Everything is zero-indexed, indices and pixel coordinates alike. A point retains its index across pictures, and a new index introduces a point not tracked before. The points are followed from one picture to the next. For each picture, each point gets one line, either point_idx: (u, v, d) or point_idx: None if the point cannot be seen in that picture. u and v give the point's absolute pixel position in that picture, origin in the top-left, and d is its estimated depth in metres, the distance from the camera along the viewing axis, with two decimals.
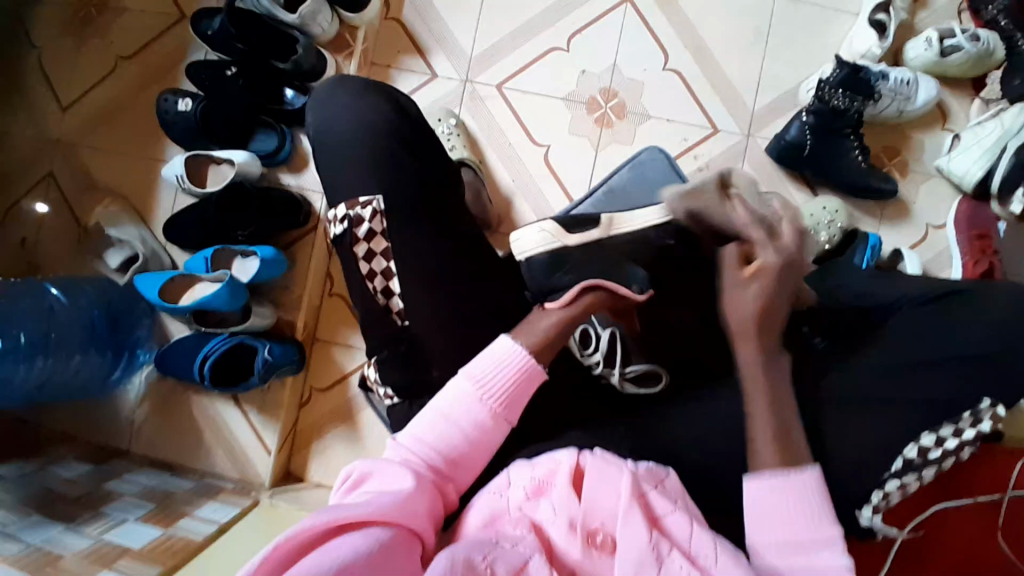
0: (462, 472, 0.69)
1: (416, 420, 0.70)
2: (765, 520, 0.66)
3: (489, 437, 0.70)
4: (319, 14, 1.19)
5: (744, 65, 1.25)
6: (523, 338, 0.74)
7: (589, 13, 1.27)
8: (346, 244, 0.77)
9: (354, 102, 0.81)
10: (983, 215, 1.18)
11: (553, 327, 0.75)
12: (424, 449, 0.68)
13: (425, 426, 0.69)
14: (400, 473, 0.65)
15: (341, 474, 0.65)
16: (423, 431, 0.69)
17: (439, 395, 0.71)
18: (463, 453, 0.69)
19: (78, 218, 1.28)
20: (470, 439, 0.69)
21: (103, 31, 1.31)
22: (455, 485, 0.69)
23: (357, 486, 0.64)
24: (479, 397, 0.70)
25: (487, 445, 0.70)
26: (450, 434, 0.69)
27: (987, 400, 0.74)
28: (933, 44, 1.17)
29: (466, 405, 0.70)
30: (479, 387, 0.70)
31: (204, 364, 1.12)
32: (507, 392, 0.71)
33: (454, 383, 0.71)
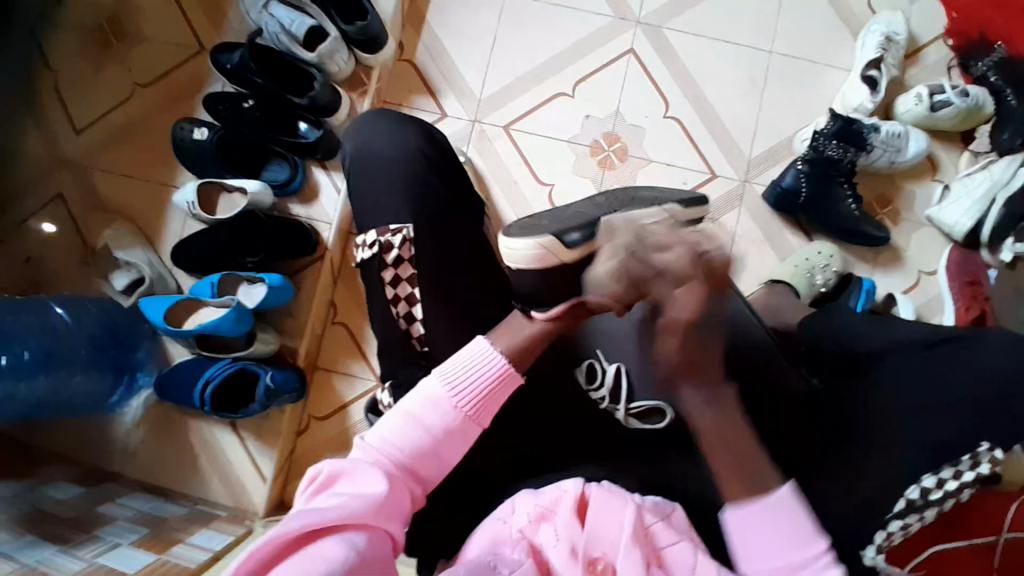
0: (433, 472, 0.67)
1: (386, 420, 0.66)
2: (747, 526, 0.61)
3: (460, 439, 0.67)
4: (337, 53, 1.23)
5: (743, 115, 1.30)
6: (501, 342, 0.72)
7: (594, 61, 1.33)
8: (373, 269, 0.79)
9: (373, 134, 0.84)
10: (974, 262, 1.22)
11: (532, 335, 0.73)
12: (394, 449, 0.65)
13: (395, 426, 0.66)
14: (372, 475, 0.62)
15: (307, 474, 0.61)
16: (394, 432, 0.65)
17: (410, 395, 0.67)
18: (434, 456, 0.66)
19: (85, 239, 1.30)
20: (441, 442, 0.66)
21: (123, 59, 1.36)
22: (425, 484, 0.66)
23: (328, 487, 0.61)
24: (452, 400, 0.67)
25: (458, 446, 0.67)
26: (422, 436, 0.66)
27: (985, 444, 0.74)
28: (923, 99, 1.23)
29: (438, 408, 0.66)
30: (452, 390, 0.67)
31: (207, 388, 1.12)
32: (482, 393, 0.68)
33: (426, 384, 0.68)
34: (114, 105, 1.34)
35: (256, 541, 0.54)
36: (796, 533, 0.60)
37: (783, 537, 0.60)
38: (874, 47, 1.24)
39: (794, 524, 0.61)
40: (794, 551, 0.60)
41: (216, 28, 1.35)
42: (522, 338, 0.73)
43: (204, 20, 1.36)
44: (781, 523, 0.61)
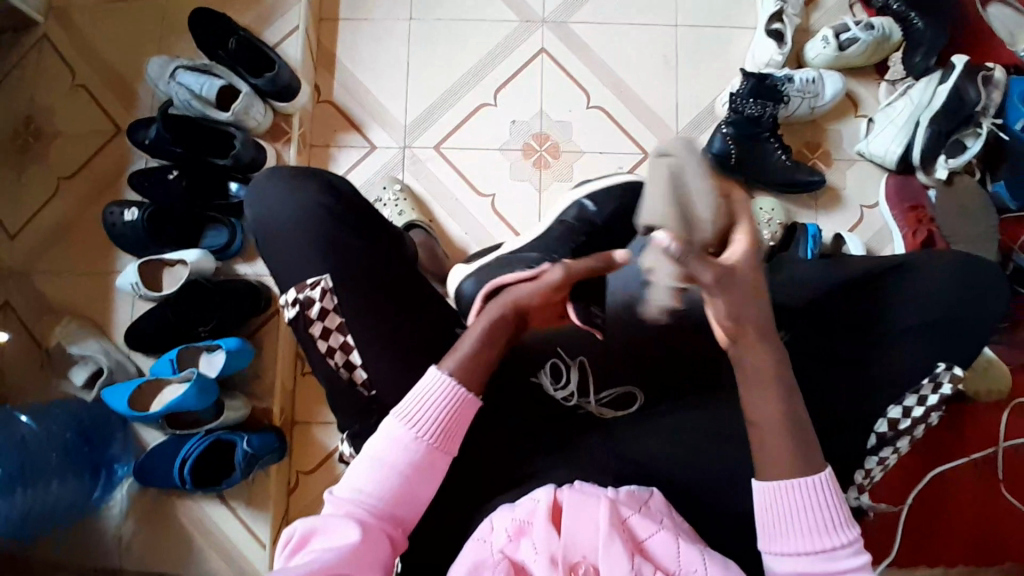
0: (409, 511, 0.67)
1: (352, 471, 0.67)
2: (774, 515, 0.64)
3: (429, 470, 0.68)
4: (252, 108, 1.23)
5: (660, 90, 1.32)
6: (449, 364, 0.71)
7: (510, 66, 1.35)
8: (300, 328, 0.78)
9: (281, 187, 0.82)
10: (913, 187, 1.26)
11: (477, 342, 0.72)
12: (365, 497, 0.65)
13: (362, 475, 0.66)
14: (344, 527, 0.62)
15: (283, 535, 0.62)
16: (361, 481, 0.66)
17: (371, 441, 0.68)
18: (407, 496, 0.66)
19: (38, 341, 1.27)
20: (410, 479, 0.66)
21: (44, 156, 1.34)
22: (403, 526, 0.67)
23: (301, 547, 0.61)
24: (412, 434, 0.67)
25: (429, 478, 0.68)
26: (390, 476, 0.66)
27: (942, 364, 0.78)
28: (830, 41, 1.26)
29: (400, 445, 0.67)
30: (409, 424, 0.68)
31: (185, 466, 1.11)
32: (443, 424, 0.69)
33: (385, 426, 0.69)
34: (43, 203, 1.33)
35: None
36: (834, 519, 0.63)
37: (813, 523, 0.63)
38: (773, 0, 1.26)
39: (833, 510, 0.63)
40: (821, 537, 0.63)
41: (129, 108, 1.34)
42: (468, 348, 0.71)
43: (116, 102, 1.35)
44: (816, 508, 0.63)
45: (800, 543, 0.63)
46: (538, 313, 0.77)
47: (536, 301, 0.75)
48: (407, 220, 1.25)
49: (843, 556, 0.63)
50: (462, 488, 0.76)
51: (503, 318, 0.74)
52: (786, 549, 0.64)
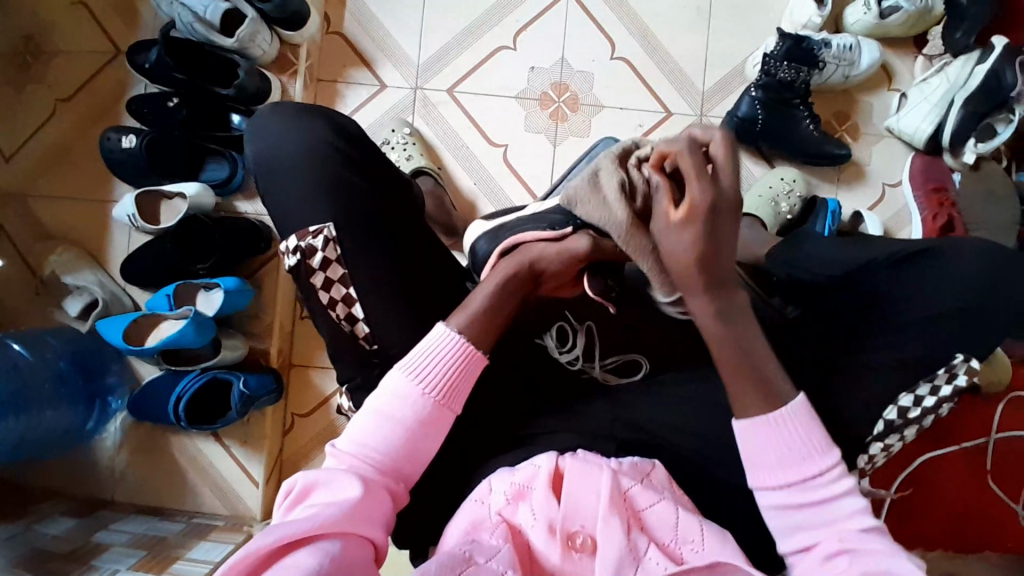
0: (411, 468, 0.66)
1: (355, 425, 0.66)
2: (754, 446, 0.64)
3: (433, 429, 0.66)
4: (258, 35, 1.16)
5: (691, 47, 1.25)
6: (459, 320, 0.69)
7: (532, 9, 1.27)
8: (301, 277, 0.75)
9: (286, 124, 0.77)
10: (938, 168, 1.21)
11: (490, 298, 0.70)
12: (367, 451, 0.65)
13: (365, 429, 0.65)
14: (346, 480, 0.61)
15: (284, 487, 0.62)
16: (364, 435, 0.65)
17: (375, 395, 0.67)
18: (409, 453, 0.66)
19: (32, 269, 1.24)
20: (414, 436, 0.66)
21: (36, 75, 1.27)
22: (405, 481, 0.66)
23: (303, 499, 0.60)
24: (416, 391, 0.66)
25: (433, 436, 0.67)
26: (393, 433, 0.65)
27: (960, 355, 0.76)
28: (872, 7, 1.18)
29: (405, 402, 0.66)
30: (415, 381, 0.66)
31: (179, 403, 1.10)
32: (447, 382, 0.67)
33: (389, 381, 0.67)
34: (38, 125, 1.26)
35: (228, 561, 0.53)
36: (812, 444, 0.63)
37: (791, 451, 0.63)
38: None
39: (811, 432, 0.63)
40: (801, 465, 0.63)
41: (128, 28, 1.27)
42: (482, 309, 0.69)
43: (114, 19, 1.27)
44: (790, 434, 0.63)
45: (783, 473, 0.63)
46: (556, 277, 0.73)
47: (555, 265, 0.72)
48: (415, 166, 1.20)
49: (826, 481, 0.63)
50: (462, 446, 0.76)
51: (512, 297, 0.71)
52: (766, 483, 0.64)
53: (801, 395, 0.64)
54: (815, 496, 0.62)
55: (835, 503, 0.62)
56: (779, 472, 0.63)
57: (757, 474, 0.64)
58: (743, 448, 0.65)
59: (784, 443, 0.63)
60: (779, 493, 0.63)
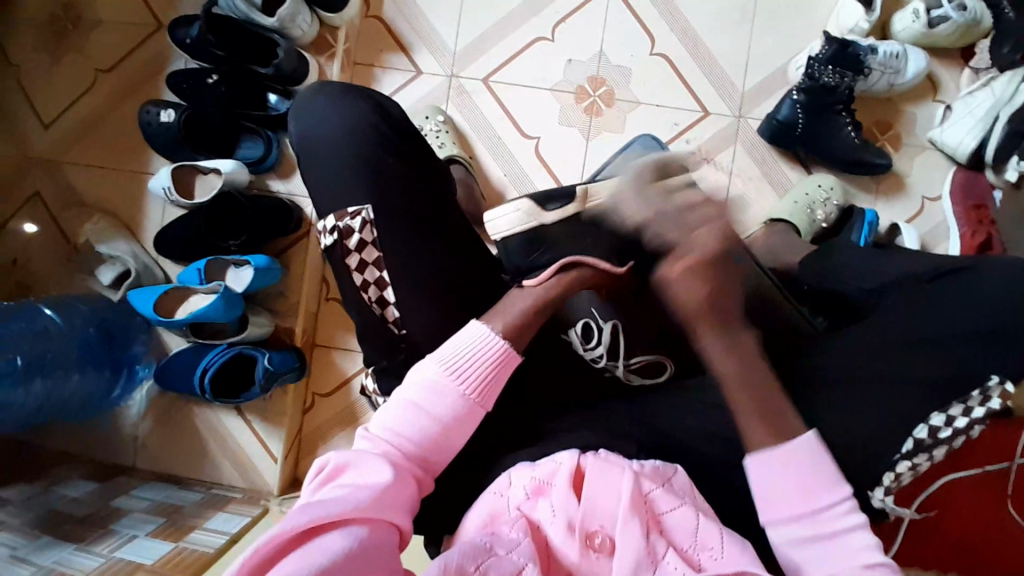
0: (438, 459, 0.67)
1: (388, 411, 0.67)
2: (764, 475, 0.66)
3: (464, 422, 0.67)
4: (298, 16, 1.16)
5: (732, 47, 1.23)
6: (497, 321, 0.72)
7: (573, 0, 1.25)
8: (336, 257, 0.76)
9: (328, 105, 0.78)
10: (978, 184, 1.17)
11: (525, 313, 0.73)
12: (398, 439, 0.65)
13: (398, 417, 0.66)
14: (377, 464, 0.62)
15: (314, 466, 0.62)
16: (397, 423, 0.66)
17: (409, 384, 0.68)
18: (439, 443, 0.66)
19: (66, 236, 1.27)
20: (444, 427, 0.66)
21: (79, 45, 1.29)
22: (432, 472, 0.67)
23: (333, 479, 0.61)
24: (451, 383, 0.67)
25: (464, 430, 0.67)
26: (425, 423, 0.66)
27: (995, 377, 0.73)
28: (921, 15, 1.15)
29: (439, 393, 0.66)
30: (451, 374, 0.67)
31: (205, 376, 1.12)
32: (481, 377, 0.68)
33: (425, 372, 0.68)
34: (78, 95, 1.28)
35: (262, 537, 0.53)
36: (825, 480, 0.66)
37: (803, 484, 0.66)
38: None
39: (825, 467, 0.66)
40: (812, 497, 0.65)
41: (170, 2, 1.28)
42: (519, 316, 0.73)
43: None
44: (805, 470, 0.66)
45: (795, 506, 0.65)
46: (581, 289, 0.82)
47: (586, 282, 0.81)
48: (446, 154, 1.20)
49: (837, 515, 0.65)
50: (484, 437, 0.76)
51: (552, 293, 0.77)
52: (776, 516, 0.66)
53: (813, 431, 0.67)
54: (827, 530, 0.64)
55: (845, 536, 0.64)
56: (790, 504, 0.65)
57: (767, 507, 0.66)
58: (757, 484, 0.67)
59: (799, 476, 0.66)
60: (797, 526, 0.65)
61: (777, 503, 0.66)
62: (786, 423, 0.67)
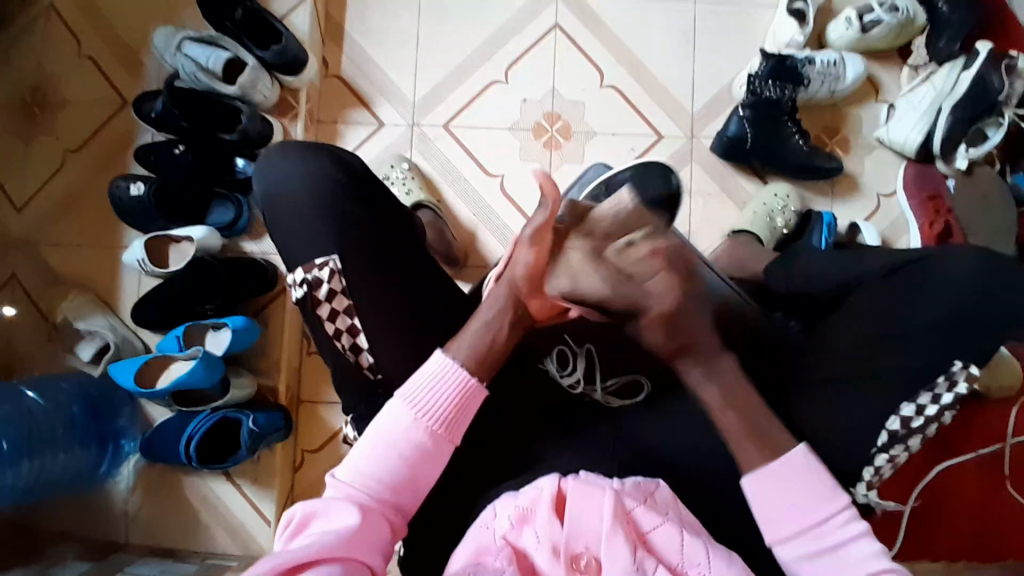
0: (410, 497, 0.67)
1: (355, 454, 0.67)
2: (764, 499, 0.66)
3: (431, 457, 0.67)
4: (259, 82, 1.21)
5: (679, 71, 1.29)
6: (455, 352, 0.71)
7: (522, 43, 1.31)
8: (307, 309, 0.77)
9: (285, 165, 0.80)
10: (932, 175, 1.22)
11: (486, 322, 0.72)
12: (367, 480, 0.65)
13: (365, 459, 0.66)
14: (345, 508, 0.62)
15: (283, 517, 0.62)
16: (363, 464, 0.66)
17: (374, 425, 0.68)
18: (408, 481, 0.66)
19: (45, 315, 1.27)
20: (412, 463, 0.67)
21: (47, 129, 1.32)
22: (403, 512, 0.67)
23: (301, 529, 0.61)
24: (415, 419, 0.67)
25: (432, 464, 0.68)
26: (393, 461, 0.66)
27: (959, 362, 0.75)
28: (853, 23, 1.21)
29: (403, 430, 0.67)
30: (414, 409, 0.67)
31: (191, 444, 1.11)
32: (446, 409, 0.69)
33: (388, 410, 0.68)
34: (49, 176, 1.31)
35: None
36: (821, 488, 0.65)
37: (799, 500, 0.65)
38: None
39: (819, 477, 0.66)
40: (808, 514, 0.64)
41: (135, 79, 1.32)
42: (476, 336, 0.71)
43: (122, 73, 1.32)
44: (796, 481, 0.65)
45: (796, 525, 0.65)
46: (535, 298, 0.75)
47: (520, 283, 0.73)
48: (414, 200, 1.23)
49: (838, 525, 0.64)
50: (468, 474, 0.76)
51: (509, 326, 0.72)
52: (782, 536, 0.65)
53: (803, 444, 0.67)
54: (831, 543, 0.64)
55: (851, 548, 0.64)
56: (794, 521, 0.65)
57: (772, 530, 0.66)
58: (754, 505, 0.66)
59: (795, 489, 0.65)
60: (797, 544, 0.64)
61: (780, 522, 0.65)
62: (759, 425, 0.68)
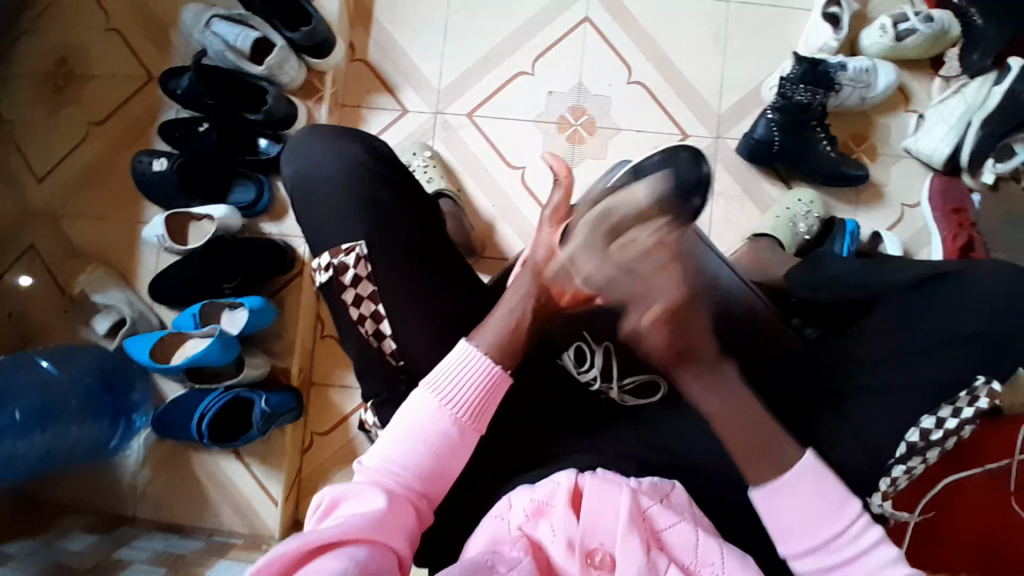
0: (436, 485, 0.67)
1: (382, 440, 0.67)
2: (775, 504, 0.66)
3: (457, 445, 0.68)
4: (286, 63, 1.20)
5: (707, 72, 1.27)
6: (480, 337, 0.71)
7: (550, 36, 1.30)
8: (333, 293, 0.77)
9: (315, 148, 0.80)
10: (958, 188, 1.20)
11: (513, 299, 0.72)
12: (394, 467, 0.65)
13: (392, 445, 0.66)
14: (372, 493, 0.62)
15: (312, 500, 0.62)
16: (390, 451, 0.66)
17: (402, 412, 0.68)
18: (434, 469, 0.66)
19: (62, 287, 1.28)
20: (439, 451, 0.67)
21: (72, 100, 1.32)
22: (430, 500, 0.66)
23: (329, 512, 0.61)
24: (442, 407, 0.67)
25: (458, 453, 0.68)
26: (420, 447, 0.66)
27: (981, 377, 0.74)
28: (888, 31, 1.20)
29: (430, 417, 0.67)
30: (441, 397, 0.68)
31: (202, 421, 1.12)
32: (473, 399, 0.69)
33: (416, 397, 0.68)
34: (71, 148, 1.31)
35: (255, 562, 0.52)
36: (833, 499, 0.65)
37: (812, 509, 0.65)
38: None
39: (829, 489, 0.65)
40: (824, 526, 0.65)
41: (160, 55, 1.32)
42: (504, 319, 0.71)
43: (148, 47, 1.32)
44: (808, 491, 0.65)
45: (809, 538, 0.65)
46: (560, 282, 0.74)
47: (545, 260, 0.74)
48: (435, 188, 1.22)
49: (855, 536, 0.65)
50: (485, 465, 0.76)
51: (532, 312, 0.72)
52: (797, 549, 0.65)
53: (809, 452, 0.66)
54: (842, 557, 0.65)
55: (863, 559, 0.64)
56: (806, 535, 0.65)
57: (784, 541, 0.66)
58: (767, 521, 0.67)
59: (809, 501, 0.65)
60: (811, 558, 0.65)
61: (792, 535, 0.66)
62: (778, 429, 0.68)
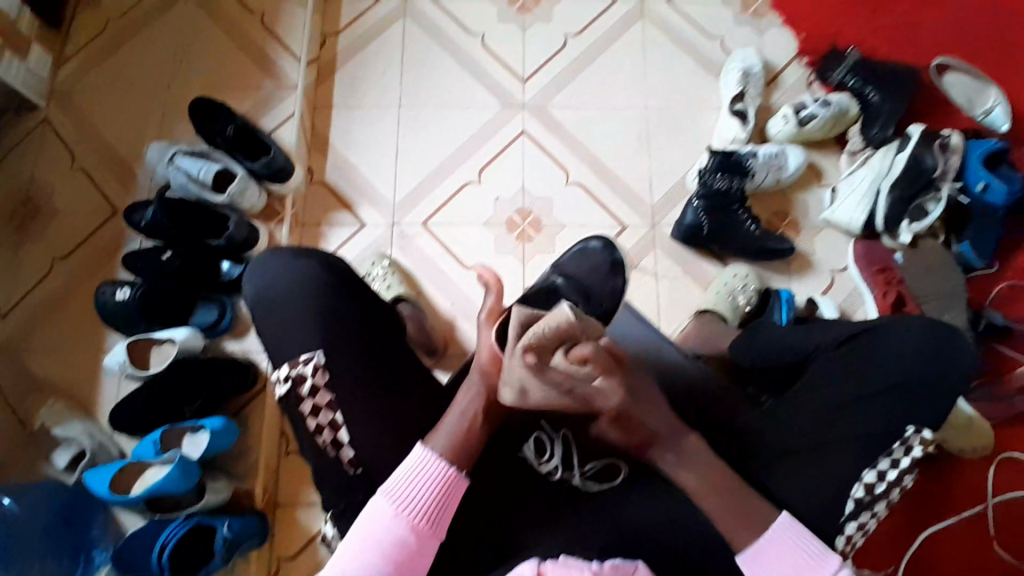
0: None
1: (340, 553, 0.67)
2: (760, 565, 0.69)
3: (416, 552, 0.68)
4: (247, 191, 1.31)
5: (637, 168, 1.40)
6: (437, 441, 0.73)
7: (492, 148, 1.43)
8: (292, 404, 0.79)
9: (269, 268, 0.84)
10: (879, 249, 1.30)
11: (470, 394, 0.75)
12: None
13: (350, 558, 0.67)
14: None
15: None
16: (348, 564, 0.66)
17: (359, 522, 0.69)
18: None
19: (20, 421, 1.25)
20: (397, 560, 0.67)
21: (39, 235, 1.37)
22: None
23: None
24: (398, 514, 0.68)
25: (417, 560, 0.68)
26: (377, 559, 0.66)
27: (911, 427, 0.78)
28: (790, 119, 1.35)
29: (387, 525, 0.68)
30: (396, 504, 0.69)
31: (162, 553, 1.06)
32: (429, 503, 0.70)
33: (372, 506, 0.69)
34: (36, 282, 1.34)
35: None
36: (812, 552, 0.69)
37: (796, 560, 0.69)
38: (735, 84, 1.40)
39: (805, 544, 0.70)
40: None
41: (127, 189, 1.40)
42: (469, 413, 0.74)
43: (114, 183, 1.40)
44: (785, 546, 0.70)
45: None
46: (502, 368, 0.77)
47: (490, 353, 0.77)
48: (393, 295, 1.28)
49: None
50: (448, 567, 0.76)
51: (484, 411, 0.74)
52: None
53: (783, 512, 0.71)
54: None
55: None
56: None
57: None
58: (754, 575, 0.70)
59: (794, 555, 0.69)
60: None
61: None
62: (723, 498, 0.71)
